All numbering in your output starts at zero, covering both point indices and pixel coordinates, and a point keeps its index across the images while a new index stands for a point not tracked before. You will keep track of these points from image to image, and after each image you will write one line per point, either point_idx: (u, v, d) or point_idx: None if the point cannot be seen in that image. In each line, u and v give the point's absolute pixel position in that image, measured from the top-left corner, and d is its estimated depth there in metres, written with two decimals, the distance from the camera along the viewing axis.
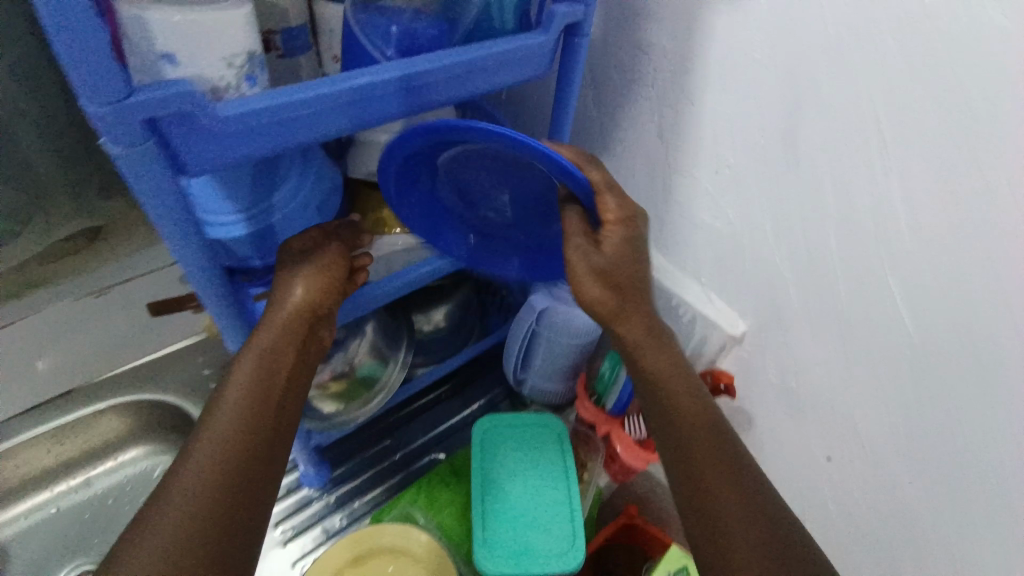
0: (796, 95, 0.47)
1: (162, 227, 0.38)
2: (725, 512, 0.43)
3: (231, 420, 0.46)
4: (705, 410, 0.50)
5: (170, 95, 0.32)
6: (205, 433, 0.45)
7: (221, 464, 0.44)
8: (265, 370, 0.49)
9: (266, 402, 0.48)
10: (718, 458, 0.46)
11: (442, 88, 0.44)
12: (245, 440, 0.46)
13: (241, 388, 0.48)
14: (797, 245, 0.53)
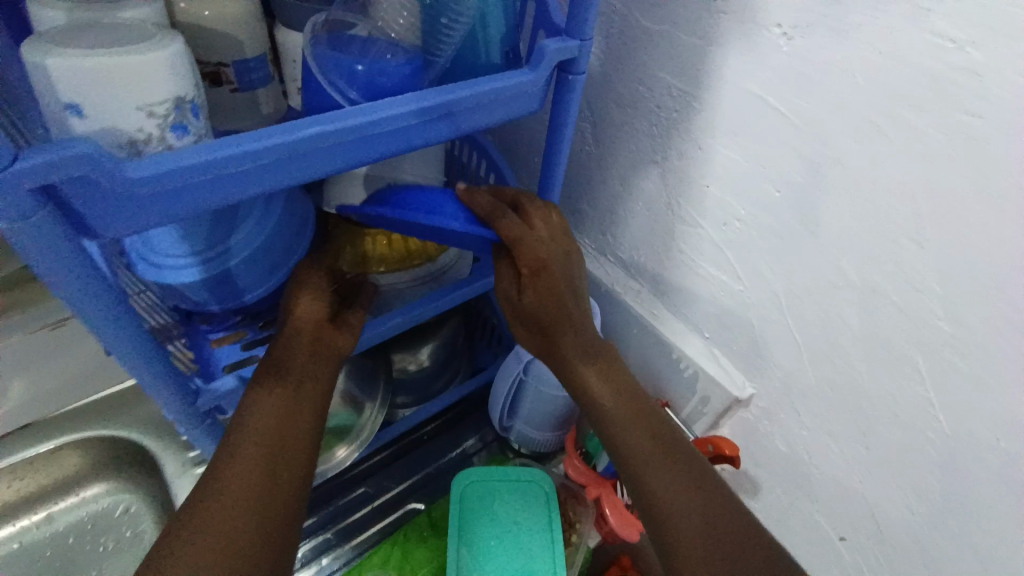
0: (815, 149, 0.41)
1: (70, 298, 0.33)
2: (669, 501, 0.44)
3: (256, 430, 0.42)
4: (643, 404, 0.49)
5: (65, 158, 0.27)
6: (231, 447, 0.41)
7: (252, 472, 0.40)
8: (284, 377, 0.45)
9: (291, 407, 0.44)
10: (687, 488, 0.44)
11: (411, 133, 0.39)
12: (271, 450, 0.42)
13: (262, 397, 0.44)
14: (813, 310, 0.47)
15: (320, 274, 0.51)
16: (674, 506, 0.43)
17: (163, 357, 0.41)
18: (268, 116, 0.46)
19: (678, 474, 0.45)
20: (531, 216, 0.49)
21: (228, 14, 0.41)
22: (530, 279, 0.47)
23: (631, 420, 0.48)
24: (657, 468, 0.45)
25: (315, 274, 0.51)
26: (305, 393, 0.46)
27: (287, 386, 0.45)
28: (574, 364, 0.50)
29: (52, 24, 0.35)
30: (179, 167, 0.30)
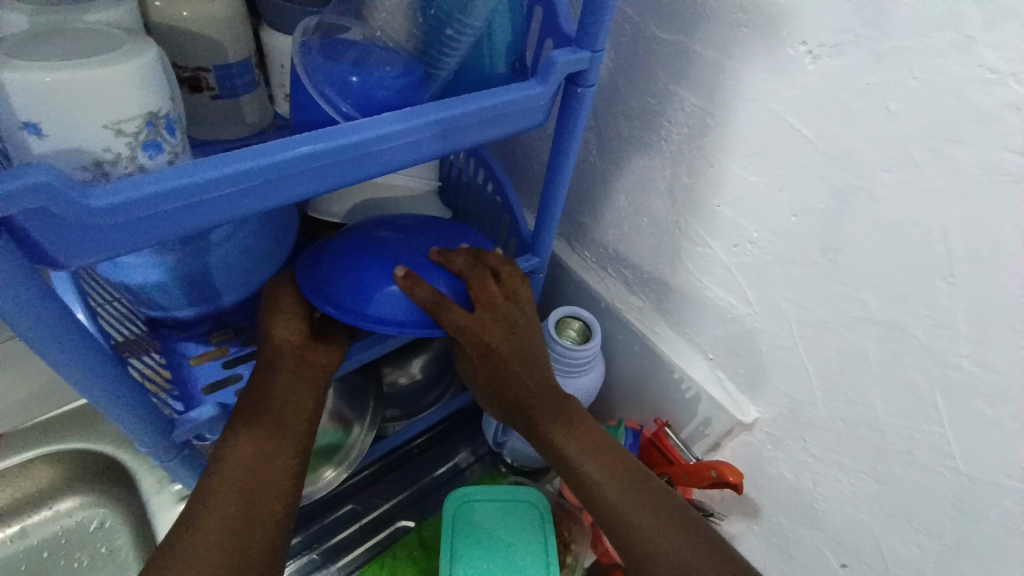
0: (840, 179, 0.40)
1: (26, 333, 0.30)
2: (662, 548, 0.43)
3: (233, 476, 0.39)
4: (621, 458, 0.48)
5: (13, 190, 0.23)
6: (205, 498, 0.38)
7: (230, 515, 0.38)
8: (261, 414, 0.42)
9: (272, 446, 0.41)
10: (683, 536, 0.43)
11: (405, 151, 0.35)
12: (250, 498, 0.39)
13: (239, 438, 0.41)
14: (827, 339, 0.46)
15: (291, 296, 0.47)
16: (666, 557, 0.42)
17: (134, 387, 0.37)
18: (254, 124, 0.43)
19: (672, 521, 0.44)
20: (475, 294, 0.47)
21: (210, 15, 0.37)
22: (481, 359, 0.48)
23: (610, 471, 0.46)
24: (648, 518, 0.44)
25: (286, 296, 0.47)
26: (289, 425, 0.43)
27: (266, 423, 0.42)
28: (546, 426, 0.48)
29: (14, 29, 0.31)
30: (150, 192, 0.27)
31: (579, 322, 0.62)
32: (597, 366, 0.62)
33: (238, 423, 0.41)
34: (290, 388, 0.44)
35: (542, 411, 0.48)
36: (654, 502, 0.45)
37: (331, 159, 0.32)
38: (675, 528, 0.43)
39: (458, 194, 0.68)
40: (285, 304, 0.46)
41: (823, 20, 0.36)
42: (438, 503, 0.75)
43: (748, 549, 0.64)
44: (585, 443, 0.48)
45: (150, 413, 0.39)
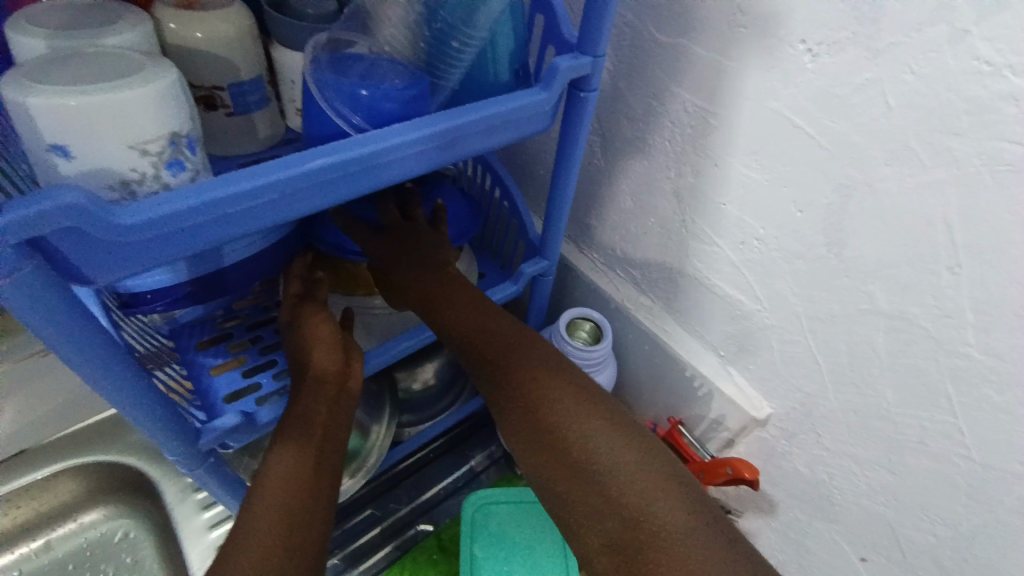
0: (843, 173, 0.40)
1: (59, 349, 0.31)
2: (597, 445, 0.40)
3: (275, 498, 0.38)
4: (550, 355, 0.46)
5: (48, 211, 0.25)
6: (247, 516, 0.37)
7: (275, 533, 0.37)
8: (305, 437, 0.42)
9: (310, 473, 0.41)
10: (616, 433, 0.41)
11: (415, 163, 0.36)
12: (293, 515, 0.38)
13: (282, 462, 0.40)
14: (835, 334, 0.46)
15: (326, 322, 0.48)
16: (591, 453, 0.40)
17: (158, 397, 0.38)
18: (266, 140, 0.44)
19: (601, 417, 0.41)
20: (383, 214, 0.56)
21: (223, 36, 0.38)
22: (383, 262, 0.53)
23: (538, 366, 0.45)
24: (577, 409, 0.42)
25: (322, 322, 0.48)
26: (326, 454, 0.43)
27: (308, 450, 0.42)
28: (473, 333, 0.48)
29: (29, 52, 0.33)
30: (178, 208, 0.28)
31: (590, 323, 0.63)
32: (608, 367, 0.63)
33: (278, 447, 0.41)
34: (330, 414, 0.44)
35: (471, 321, 0.49)
36: (587, 400, 0.43)
37: (348, 173, 0.34)
38: (610, 427, 0.41)
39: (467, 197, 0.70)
40: (319, 329, 0.47)
41: (818, 17, 0.37)
42: (455, 506, 0.76)
43: (766, 545, 0.64)
44: (507, 337, 0.47)
45: (175, 423, 0.40)
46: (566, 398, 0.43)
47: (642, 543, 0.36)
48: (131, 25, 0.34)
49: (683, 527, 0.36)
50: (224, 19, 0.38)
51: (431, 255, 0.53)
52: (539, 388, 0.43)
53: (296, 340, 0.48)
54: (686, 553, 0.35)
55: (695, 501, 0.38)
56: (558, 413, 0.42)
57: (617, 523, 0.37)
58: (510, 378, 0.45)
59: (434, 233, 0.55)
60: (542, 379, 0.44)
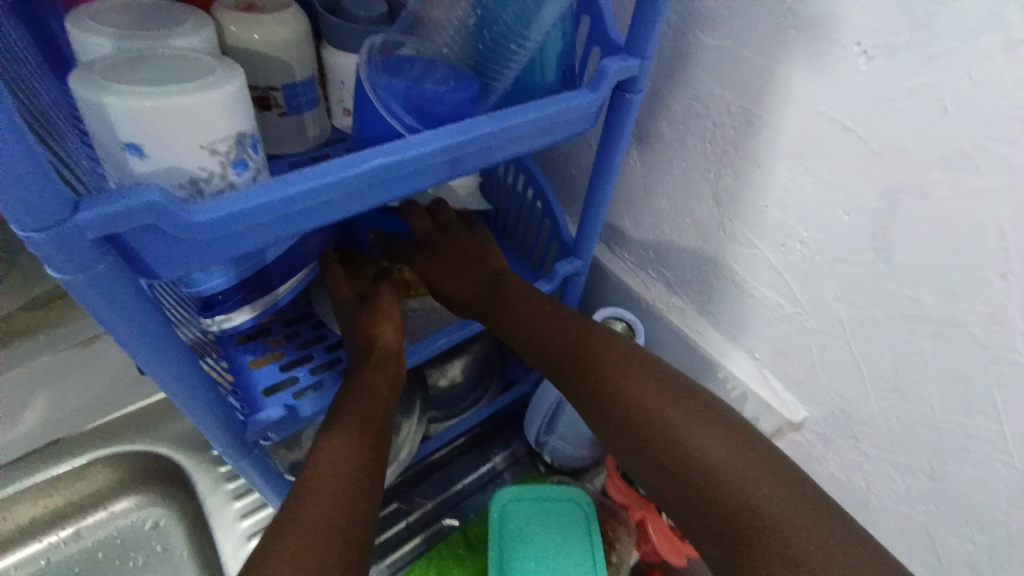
0: (894, 179, 0.39)
1: (124, 344, 0.31)
2: (685, 432, 0.40)
3: (334, 471, 0.40)
4: (623, 346, 0.46)
5: (127, 208, 0.25)
6: (305, 495, 0.38)
7: (335, 505, 0.38)
8: (360, 421, 0.43)
9: (363, 447, 0.42)
10: (701, 423, 0.41)
11: (493, 150, 0.38)
12: (349, 499, 0.39)
13: (335, 439, 0.42)
14: (878, 339, 0.46)
15: (392, 299, 0.51)
16: (692, 450, 0.40)
17: (211, 390, 0.39)
18: (315, 139, 0.44)
19: (686, 406, 0.42)
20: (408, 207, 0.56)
21: (280, 37, 0.39)
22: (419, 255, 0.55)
23: (614, 360, 0.45)
24: (656, 398, 0.42)
25: (390, 301, 0.51)
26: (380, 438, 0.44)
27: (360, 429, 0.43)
28: (538, 327, 0.49)
29: (97, 51, 0.33)
30: (245, 206, 0.29)
31: (622, 323, 0.63)
32: None
33: (336, 425, 0.43)
34: (389, 395, 0.46)
35: (533, 314, 0.49)
36: (665, 390, 0.43)
37: (423, 163, 0.35)
38: (702, 424, 0.41)
39: (499, 196, 0.71)
40: (385, 305, 0.50)
41: (875, 21, 0.36)
42: (481, 502, 0.77)
43: None
44: (570, 331, 0.48)
45: (222, 416, 0.41)
46: (653, 399, 0.42)
47: (749, 531, 0.36)
48: (195, 26, 0.34)
49: (783, 513, 0.36)
50: (281, 23, 0.39)
51: (466, 273, 0.54)
52: (625, 391, 0.43)
53: (361, 315, 0.50)
54: (797, 547, 0.34)
55: (801, 493, 0.37)
56: (641, 402, 0.42)
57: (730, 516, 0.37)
58: (586, 372, 0.45)
59: (467, 241, 0.56)
60: (627, 383, 0.43)
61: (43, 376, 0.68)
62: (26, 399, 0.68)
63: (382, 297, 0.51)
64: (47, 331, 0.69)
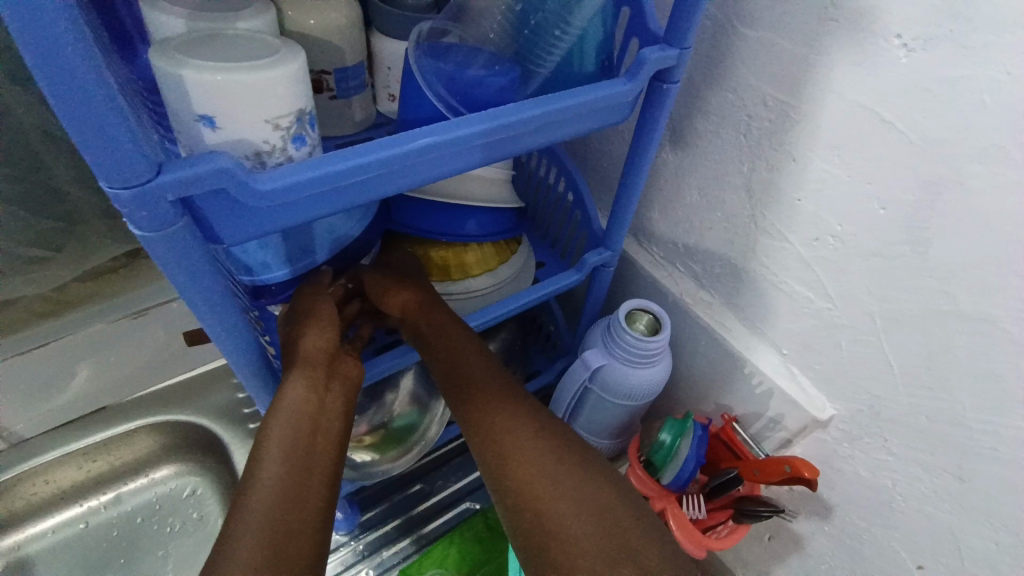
0: (932, 171, 0.39)
1: (187, 304, 0.34)
2: (587, 490, 0.43)
3: (265, 494, 0.38)
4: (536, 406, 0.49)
5: (200, 173, 0.28)
6: (266, 457, 0.40)
7: (267, 534, 0.36)
8: (295, 429, 0.41)
9: (301, 463, 0.40)
10: (606, 487, 0.44)
11: (520, 139, 0.39)
12: (282, 522, 0.37)
13: (272, 442, 0.40)
14: (910, 335, 0.45)
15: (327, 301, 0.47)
16: (561, 480, 0.44)
17: (260, 354, 0.41)
18: (360, 122, 0.47)
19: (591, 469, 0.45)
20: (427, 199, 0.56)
21: (335, 24, 0.41)
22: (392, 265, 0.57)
23: (528, 418, 0.48)
24: (565, 460, 0.45)
25: (319, 300, 0.47)
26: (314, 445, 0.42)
27: (297, 435, 0.41)
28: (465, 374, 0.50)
29: (170, 31, 0.35)
30: (301, 178, 0.31)
31: (648, 315, 0.64)
32: (664, 359, 0.64)
33: (267, 436, 0.41)
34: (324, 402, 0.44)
35: (461, 361, 0.51)
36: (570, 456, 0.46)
37: (449, 150, 0.36)
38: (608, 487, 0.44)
39: (530, 187, 0.72)
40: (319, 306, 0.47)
41: (918, 12, 0.37)
42: None
43: (817, 549, 0.63)
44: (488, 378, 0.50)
45: (268, 381, 0.43)
46: (563, 458, 0.45)
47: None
48: (259, 10, 0.37)
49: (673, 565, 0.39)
50: (335, 9, 0.41)
51: (412, 280, 0.56)
52: (507, 424, 0.47)
53: (292, 316, 0.47)
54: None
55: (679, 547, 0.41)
56: (549, 462, 0.45)
57: (610, 535, 0.40)
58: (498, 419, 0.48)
59: (409, 260, 0.59)
60: (519, 415, 0.48)
61: (94, 344, 0.73)
62: (78, 364, 0.73)
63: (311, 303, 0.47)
64: (99, 302, 0.74)
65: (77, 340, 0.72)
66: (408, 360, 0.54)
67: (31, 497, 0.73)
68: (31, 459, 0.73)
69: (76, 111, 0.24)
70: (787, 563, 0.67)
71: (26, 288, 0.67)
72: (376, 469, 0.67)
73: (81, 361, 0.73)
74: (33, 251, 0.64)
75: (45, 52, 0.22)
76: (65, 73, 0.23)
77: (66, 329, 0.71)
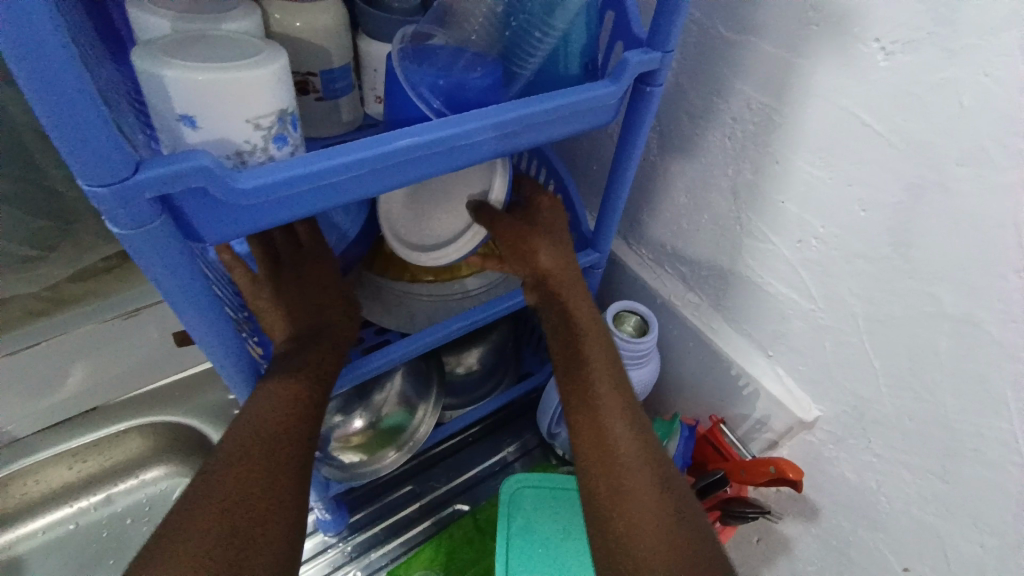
0: (914, 172, 0.40)
1: (169, 301, 0.34)
2: (641, 483, 0.43)
3: (245, 452, 0.39)
4: (622, 385, 0.48)
5: (182, 170, 0.28)
6: (253, 419, 0.41)
7: (233, 490, 0.38)
8: (288, 396, 0.42)
9: (280, 427, 0.41)
10: (660, 488, 0.43)
11: (504, 142, 0.39)
12: (250, 483, 0.38)
13: (263, 401, 0.41)
14: (893, 336, 0.46)
15: (319, 274, 0.46)
16: (631, 467, 0.43)
17: (246, 353, 0.41)
18: (348, 123, 0.47)
19: (651, 464, 0.44)
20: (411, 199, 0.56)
21: (322, 26, 0.42)
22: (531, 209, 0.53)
23: (615, 399, 0.46)
24: (635, 450, 0.44)
25: (314, 274, 0.46)
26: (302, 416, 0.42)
27: (289, 403, 0.41)
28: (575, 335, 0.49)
29: (155, 31, 0.36)
30: (282, 177, 0.31)
31: (636, 317, 0.64)
32: (652, 360, 0.64)
33: (263, 394, 0.41)
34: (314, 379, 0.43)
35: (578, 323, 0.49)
36: (642, 444, 0.45)
37: (433, 150, 0.36)
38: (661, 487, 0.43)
39: None
40: (308, 278, 0.45)
41: (896, 17, 0.37)
42: (492, 488, 0.78)
43: (805, 551, 0.63)
44: (598, 348, 0.48)
45: (255, 379, 0.43)
46: (631, 449, 0.44)
47: None
48: (246, 11, 0.37)
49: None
50: (322, 11, 0.42)
51: (547, 228, 0.52)
52: (608, 401, 0.46)
53: (278, 287, 0.44)
54: None
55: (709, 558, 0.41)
56: (623, 450, 0.44)
57: (663, 538, 0.41)
58: (593, 391, 0.47)
59: (558, 213, 0.53)
60: (615, 398, 0.46)
61: (86, 344, 0.73)
62: (69, 365, 0.73)
63: (302, 274, 0.45)
64: (92, 302, 0.74)
65: (67, 340, 0.71)
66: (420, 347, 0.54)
67: (22, 497, 0.74)
68: (23, 459, 0.73)
69: (55, 107, 0.24)
70: (776, 566, 0.67)
71: (19, 288, 0.67)
72: (364, 469, 0.67)
73: (70, 362, 0.73)
74: (23, 249, 0.63)
75: (25, 51, 0.22)
76: (43, 71, 0.23)
77: (59, 328, 0.71)
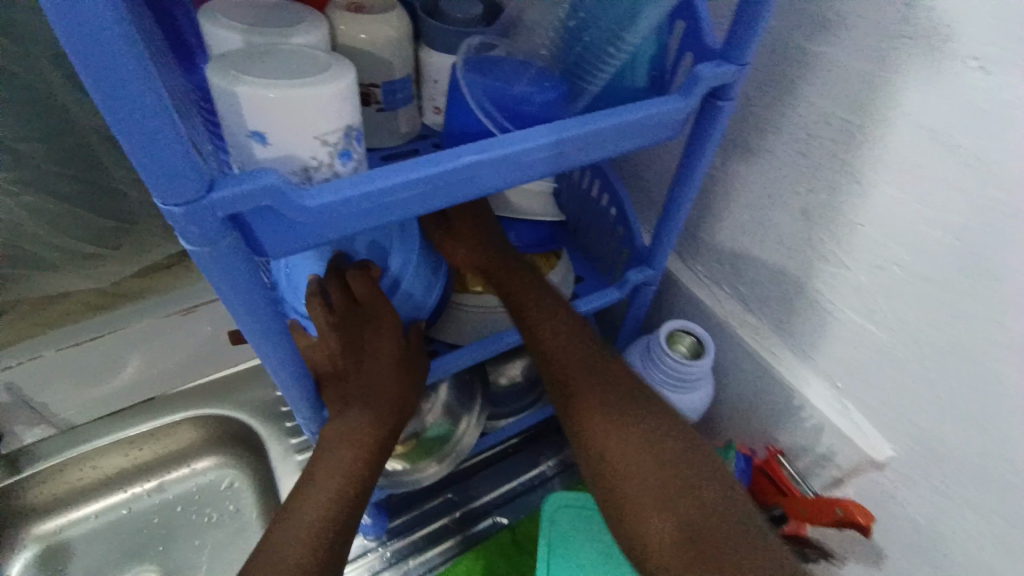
0: (1016, 203, 0.36)
1: (232, 314, 0.34)
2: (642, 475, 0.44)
3: (320, 493, 0.43)
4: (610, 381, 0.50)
5: (250, 190, 0.28)
6: (326, 461, 0.44)
7: (315, 525, 0.42)
8: (359, 437, 0.44)
9: (355, 466, 0.44)
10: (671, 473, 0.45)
11: (566, 157, 0.38)
12: (331, 516, 0.43)
13: (337, 446, 0.44)
14: (983, 378, 0.42)
15: (387, 316, 0.45)
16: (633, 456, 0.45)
17: (300, 365, 0.41)
18: (405, 134, 0.47)
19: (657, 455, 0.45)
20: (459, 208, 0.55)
21: (384, 37, 0.42)
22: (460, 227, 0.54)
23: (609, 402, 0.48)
24: (630, 439, 0.46)
25: (382, 318, 0.45)
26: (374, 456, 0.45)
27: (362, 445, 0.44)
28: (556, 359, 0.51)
29: (226, 45, 0.36)
30: (345, 196, 0.31)
31: (690, 337, 0.61)
32: (706, 383, 0.61)
33: (334, 438, 0.44)
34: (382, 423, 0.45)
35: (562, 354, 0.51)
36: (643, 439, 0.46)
37: (494, 166, 0.35)
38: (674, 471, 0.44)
39: (572, 199, 0.71)
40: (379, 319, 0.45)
41: (998, 34, 0.34)
42: (531, 502, 0.77)
43: None
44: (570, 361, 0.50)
45: (309, 392, 0.44)
46: (632, 440, 0.46)
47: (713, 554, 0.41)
48: (312, 24, 0.37)
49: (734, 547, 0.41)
50: (386, 23, 0.41)
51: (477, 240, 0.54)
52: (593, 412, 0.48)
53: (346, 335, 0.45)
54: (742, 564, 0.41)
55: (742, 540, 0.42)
56: (620, 444, 0.46)
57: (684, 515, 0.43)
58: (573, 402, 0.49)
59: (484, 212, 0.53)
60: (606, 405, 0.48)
61: (144, 338, 0.76)
62: (129, 357, 0.76)
63: (370, 313, 0.45)
64: (152, 297, 0.76)
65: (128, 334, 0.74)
66: (477, 358, 0.54)
67: (81, 480, 0.77)
68: (83, 444, 0.77)
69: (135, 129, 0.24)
70: None
71: (83, 283, 0.70)
72: (406, 478, 0.67)
73: (130, 355, 0.76)
74: (87, 247, 0.67)
75: (106, 76, 0.23)
76: (124, 95, 0.23)
77: (118, 321, 0.74)
